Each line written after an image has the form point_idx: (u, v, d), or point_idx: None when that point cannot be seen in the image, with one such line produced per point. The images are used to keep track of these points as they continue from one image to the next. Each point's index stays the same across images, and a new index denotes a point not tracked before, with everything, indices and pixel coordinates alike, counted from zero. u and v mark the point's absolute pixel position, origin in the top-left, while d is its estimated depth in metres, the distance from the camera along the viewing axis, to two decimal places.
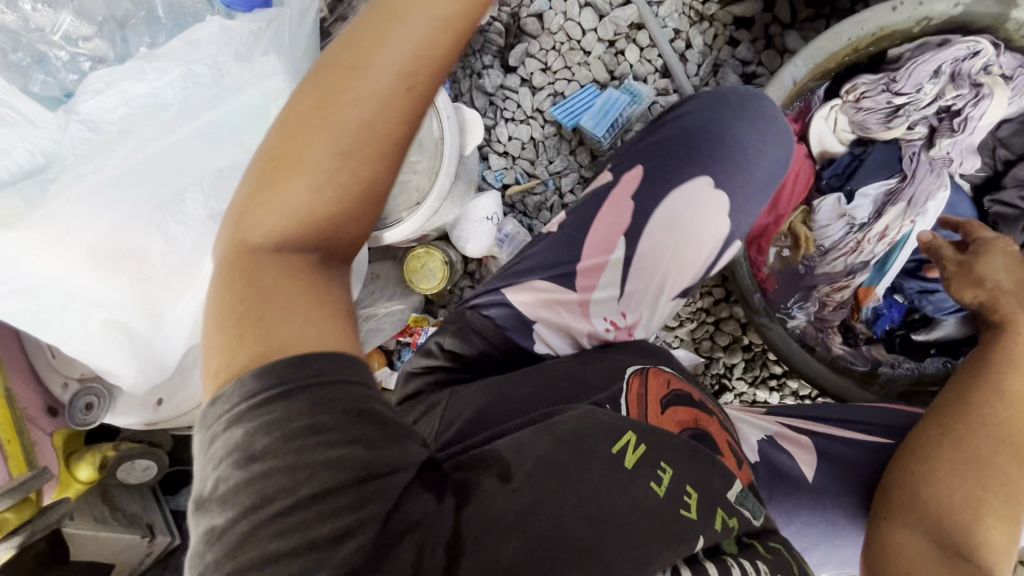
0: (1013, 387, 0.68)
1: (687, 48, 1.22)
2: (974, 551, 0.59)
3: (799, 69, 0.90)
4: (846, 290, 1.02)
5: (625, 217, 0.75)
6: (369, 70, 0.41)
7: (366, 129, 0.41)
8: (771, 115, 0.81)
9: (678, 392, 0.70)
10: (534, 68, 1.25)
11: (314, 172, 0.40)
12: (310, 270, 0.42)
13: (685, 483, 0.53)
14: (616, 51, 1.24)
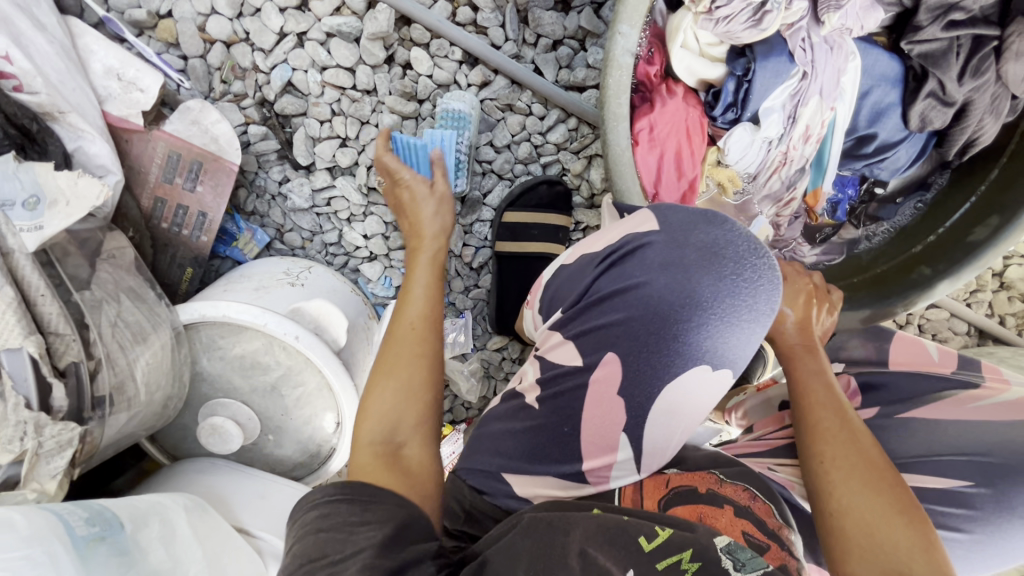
0: (813, 363, 0.72)
1: (477, 13, 0.92)
2: (927, 557, 0.55)
3: (633, 34, 0.68)
4: (795, 203, 0.90)
5: (619, 418, 0.60)
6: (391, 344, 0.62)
7: (411, 361, 0.61)
8: (748, 249, 0.60)
9: (681, 486, 0.58)
10: (331, 149, 0.97)
11: (385, 400, 0.58)
12: (390, 451, 0.55)
13: (677, 549, 0.44)
14: (401, 72, 0.94)
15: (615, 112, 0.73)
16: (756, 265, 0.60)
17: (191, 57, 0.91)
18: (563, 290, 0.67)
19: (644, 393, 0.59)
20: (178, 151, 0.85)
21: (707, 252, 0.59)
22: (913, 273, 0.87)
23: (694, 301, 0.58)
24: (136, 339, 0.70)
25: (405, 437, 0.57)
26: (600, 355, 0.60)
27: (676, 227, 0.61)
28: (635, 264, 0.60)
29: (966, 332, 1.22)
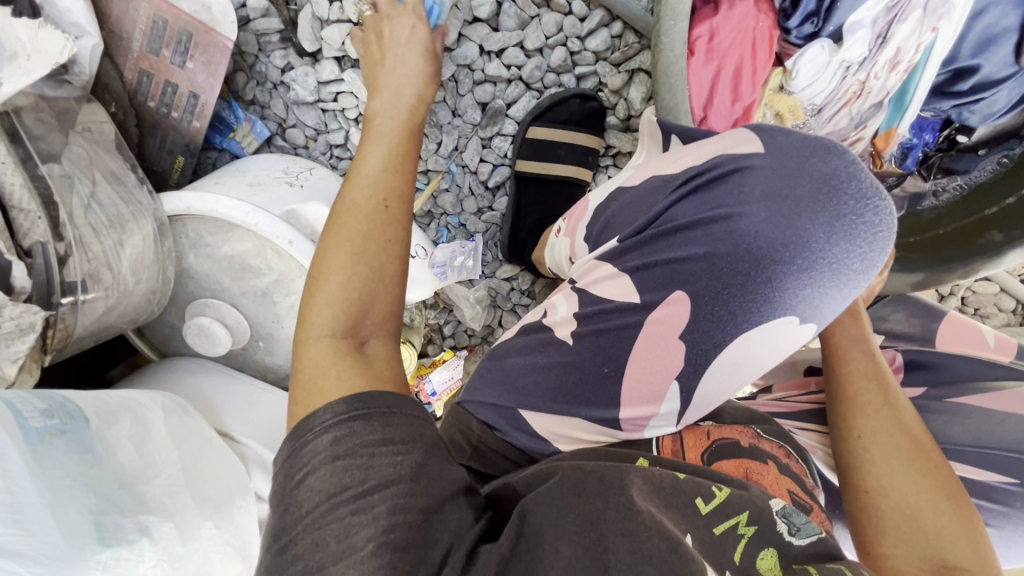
0: (854, 332, 0.70)
1: None
2: (970, 545, 0.55)
3: None
4: (860, 144, 0.79)
5: (674, 365, 0.53)
6: (348, 223, 0.53)
7: (371, 243, 0.53)
8: (870, 187, 0.50)
9: (723, 442, 0.62)
10: (340, 36, 0.85)
11: (346, 279, 0.51)
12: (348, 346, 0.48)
13: (736, 507, 0.48)
14: None
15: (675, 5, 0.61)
16: (875, 204, 0.49)
17: None
18: (625, 215, 0.59)
19: (695, 344, 0.52)
20: (162, 15, 0.73)
21: (825, 182, 0.49)
22: (980, 238, 0.77)
23: (799, 241, 0.48)
24: (115, 228, 0.63)
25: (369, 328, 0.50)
26: (665, 293, 0.52)
27: (784, 152, 0.51)
28: (731, 188, 0.51)
29: (1012, 310, 1.13)
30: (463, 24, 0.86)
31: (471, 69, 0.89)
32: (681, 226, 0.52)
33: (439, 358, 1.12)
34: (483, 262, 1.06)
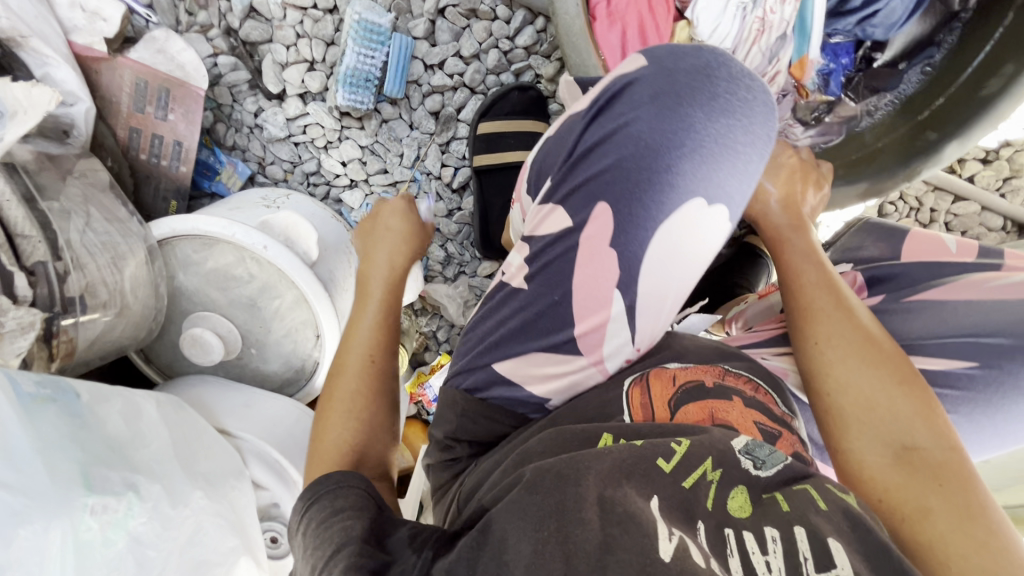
0: (800, 241, 0.69)
1: None
2: (931, 429, 0.54)
3: None
4: (781, 77, 0.82)
5: (611, 276, 0.57)
6: (358, 340, 0.62)
7: (378, 360, 0.61)
8: (738, 73, 0.57)
9: (690, 385, 0.57)
10: (300, 74, 0.97)
11: (353, 386, 0.59)
12: (347, 449, 0.55)
13: (700, 457, 0.44)
14: None
15: None
16: (747, 89, 0.57)
17: None
18: (548, 156, 0.64)
19: (625, 246, 0.56)
20: (144, 79, 0.86)
21: (699, 76, 0.56)
22: (917, 139, 0.79)
23: (685, 128, 0.54)
24: (109, 255, 0.72)
25: (370, 442, 0.56)
26: (589, 210, 0.56)
27: (664, 61, 0.57)
28: (623, 102, 0.57)
29: (1002, 228, 1.10)
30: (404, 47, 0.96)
31: (419, 84, 0.99)
32: (591, 146, 0.57)
33: (436, 362, 1.16)
34: (462, 262, 1.12)
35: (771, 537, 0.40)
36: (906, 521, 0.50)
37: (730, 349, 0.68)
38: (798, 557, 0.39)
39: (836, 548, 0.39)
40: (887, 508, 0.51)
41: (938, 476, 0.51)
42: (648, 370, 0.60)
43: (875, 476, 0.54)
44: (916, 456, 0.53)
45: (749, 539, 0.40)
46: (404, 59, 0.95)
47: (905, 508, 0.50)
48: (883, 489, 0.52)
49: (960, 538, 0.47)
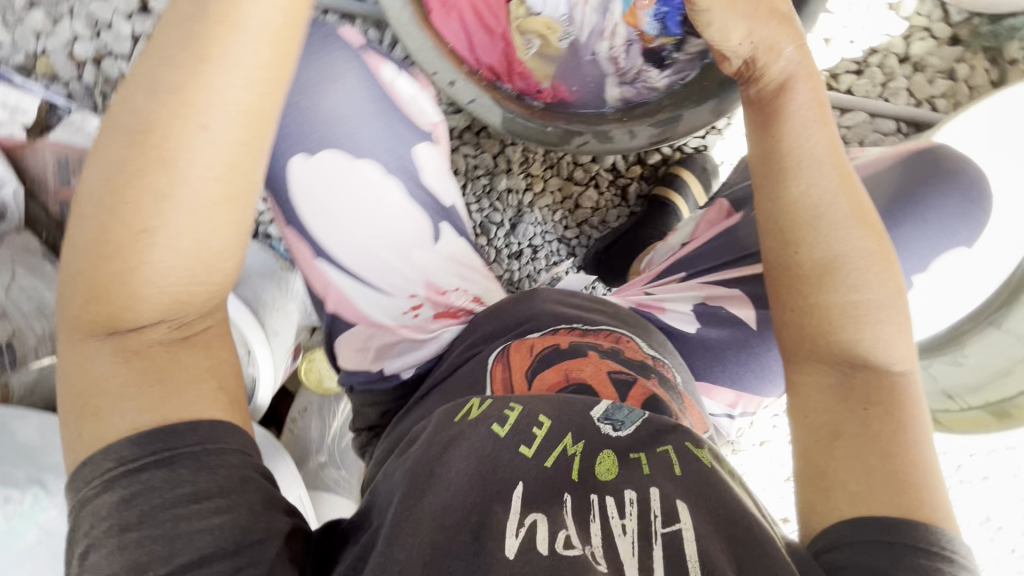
0: (798, 148, 0.62)
1: None
2: (871, 371, 0.59)
3: None
4: (618, 31, 0.90)
5: (343, 232, 0.71)
6: (154, 236, 0.43)
7: (210, 267, 0.45)
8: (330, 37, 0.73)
9: (546, 351, 0.67)
10: None
11: (162, 272, 0.44)
12: (162, 345, 0.47)
13: (560, 435, 0.53)
14: None
15: None
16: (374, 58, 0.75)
17: (69, 81, 1.04)
18: None
19: (320, 203, 0.69)
20: (65, 155, 0.97)
21: (311, 48, 0.71)
22: None
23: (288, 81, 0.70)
24: (37, 306, 0.80)
25: (190, 314, 0.48)
26: None
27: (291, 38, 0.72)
28: None
29: (897, 131, 1.13)
30: None
31: None
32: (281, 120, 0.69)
33: None
34: None
35: (629, 500, 0.49)
36: (828, 449, 0.57)
37: (600, 301, 0.81)
38: (648, 519, 0.47)
39: (681, 508, 0.48)
40: (819, 435, 0.58)
41: (875, 416, 0.57)
42: (510, 345, 0.69)
43: (815, 402, 0.60)
44: (854, 393, 0.59)
45: (609, 504, 0.49)
46: None
47: (825, 435, 0.58)
48: (819, 422, 0.59)
49: (860, 470, 0.54)
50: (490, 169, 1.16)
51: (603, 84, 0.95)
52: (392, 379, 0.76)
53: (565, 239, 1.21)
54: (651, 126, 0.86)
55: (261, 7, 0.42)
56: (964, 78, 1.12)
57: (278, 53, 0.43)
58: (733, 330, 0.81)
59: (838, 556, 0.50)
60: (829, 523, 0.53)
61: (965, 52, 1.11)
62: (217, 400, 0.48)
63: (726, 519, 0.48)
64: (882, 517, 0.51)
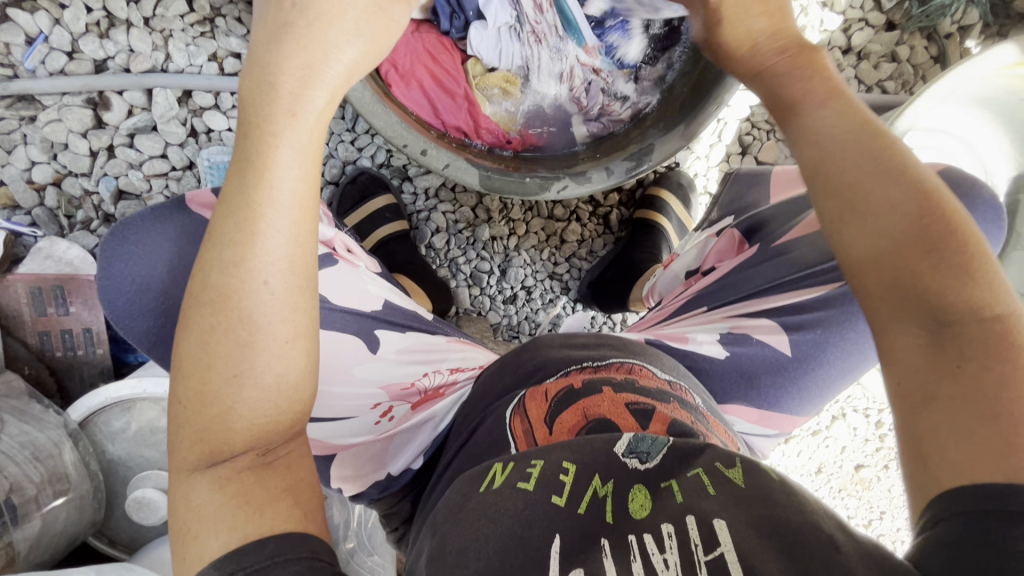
0: (809, 102, 0.54)
1: (240, 58, 1.01)
2: (964, 312, 0.46)
3: None
4: (575, 73, 0.91)
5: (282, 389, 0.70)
6: (239, 379, 0.43)
7: (292, 393, 0.45)
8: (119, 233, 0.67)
9: (560, 395, 0.63)
10: None
11: (253, 407, 0.43)
12: (251, 462, 0.44)
13: (587, 480, 0.45)
14: (202, 135, 1.03)
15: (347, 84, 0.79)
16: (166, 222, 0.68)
17: (32, 208, 1.02)
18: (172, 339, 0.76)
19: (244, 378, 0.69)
20: (38, 286, 0.94)
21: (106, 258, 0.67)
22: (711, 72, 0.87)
23: (120, 302, 0.66)
24: (32, 451, 0.75)
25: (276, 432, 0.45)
26: None
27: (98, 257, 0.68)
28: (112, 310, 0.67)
29: None
30: None
31: None
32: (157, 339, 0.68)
33: None
34: None
35: (667, 533, 0.42)
36: (929, 417, 0.45)
37: (603, 336, 0.78)
38: (690, 548, 0.40)
39: (721, 525, 0.41)
40: (919, 396, 0.46)
41: (974, 370, 0.44)
42: (524, 398, 0.65)
43: (902, 362, 0.47)
44: (954, 340, 0.46)
45: (648, 542, 0.41)
46: None
47: (919, 398, 0.46)
48: (917, 386, 0.46)
49: (967, 441, 0.42)
50: (471, 222, 1.15)
51: (569, 120, 0.96)
52: (405, 475, 0.72)
53: (557, 274, 1.21)
54: (624, 158, 0.88)
55: (289, 154, 0.43)
56: (906, 58, 1.16)
57: (310, 200, 0.45)
58: (768, 355, 0.80)
59: (947, 529, 0.40)
60: (937, 494, 0.42)
61: (903, 34, 1.15)
62: (297, 515, 0.44)
63: (781, 525, 0.40)
64: (1017, 484, 0.39)
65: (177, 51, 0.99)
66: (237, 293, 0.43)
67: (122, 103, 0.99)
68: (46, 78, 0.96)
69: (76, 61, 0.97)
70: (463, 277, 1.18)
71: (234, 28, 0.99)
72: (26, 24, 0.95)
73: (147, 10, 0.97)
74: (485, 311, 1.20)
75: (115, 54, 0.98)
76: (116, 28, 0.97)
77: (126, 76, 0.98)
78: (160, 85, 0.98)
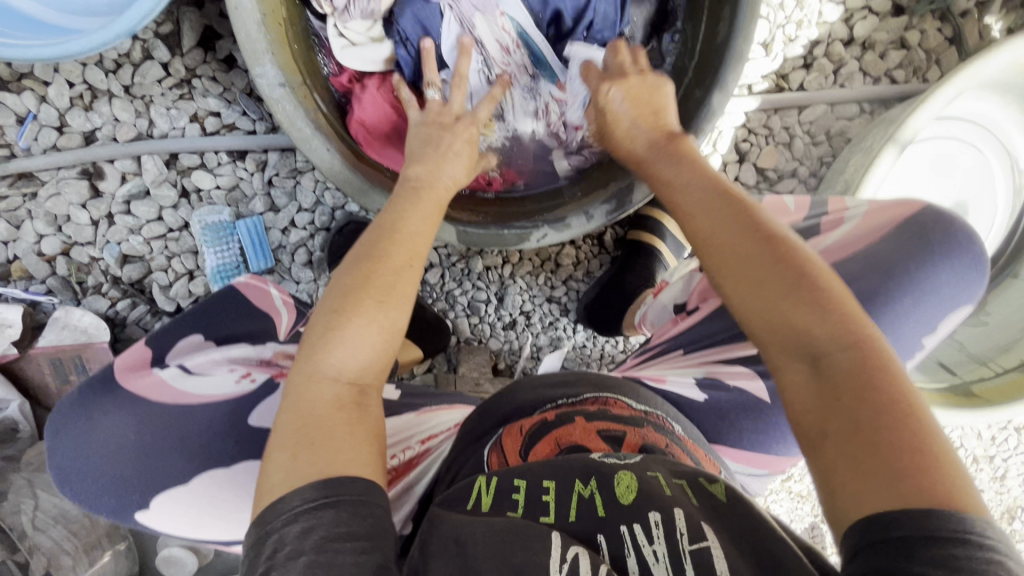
0: (660, 165, 0.68)
1: (220, 116, 1.01)
2: (837, 343, 0.49)
3: (269, 69, 0.73)
4: (551, 107, 0.90)
5: None
6: (360, 317, 0.55)
7: (387, 342, 0.56)
8: (89, 382, 0.66)
9: (535, 428, 0.68)
10: (183, 286, 1.08)
11: (357, 345, 0.54)
12: (353, 404, 0.53)
13: (568, 484, 0.52)
14: (193, 195, 1.05)
15: (323, 159, 0.77)
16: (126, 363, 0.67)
17: (46, 278, 1.07)
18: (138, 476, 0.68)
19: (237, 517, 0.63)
20: (59, 357, 1.01)
21: (69, 406, 0.65)
22: (691, 99, 0.83)
23: (77, 456, 0.63)
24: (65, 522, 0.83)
25: (368, 385, 0.55)
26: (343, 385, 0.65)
27: (61, 409, 0.67)
28: (64, 463, 0.64)
29: (860, 110, 1.11)
30: (269, 224, 1.07)
31: (283, 246, 1.09)
32: (114, 492, 0.63)
33: None
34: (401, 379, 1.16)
35: (655, 522, 0.47)
36: (816, 450, 0.47)
37: (577, 374, 0.82)
38: (676, 537, 0.46)
39: (706, 526, 0.47)
40: (810, 440, 0.48)
41: (850, 397, 0.47)
42: (501, 435, 0.69)
43: (800, 404, 0.50)
44: (833, 375, 0.48)
45: (639, 533, 0.47)
46: (258, 233, 1.07)
47: (810, 431, 0.48)
48: (808, 417, 0.49)
49: (849, 465, 0.45)
50: (464, 255, 1.16)
51: (548, 154, 0.94)
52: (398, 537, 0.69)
53: (554, 297, 1.21)
54: (604, 200, 0.84)
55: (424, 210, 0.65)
56: (918, 44, 1.07)
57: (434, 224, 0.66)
58: (737, 394, 0.79)
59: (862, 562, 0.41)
60: (847, 520, 0.43)
61: (912, 18, 1.06)
62: None
63: (751, 541, 0.46)
64: (889, 508, 0.41)
65: (159, 117, 1.00)
66: (380, 266, 0.59)
67: (114, 172, 1.02)
68: (40, 156, 1.00)
69: (66, 135, 1.00)
70: (461, 309, 1.19)
71: (208, 87, 0.99)
72: (16, 106, 0.98)
73: (125, 79, 0.98)
74: (485, 339, 1.21)
75: (100, 125, 1.00)
76: (98, 100, 0.99)
77: (114, 147, 1.00)
78: (147, 152, 1.01)
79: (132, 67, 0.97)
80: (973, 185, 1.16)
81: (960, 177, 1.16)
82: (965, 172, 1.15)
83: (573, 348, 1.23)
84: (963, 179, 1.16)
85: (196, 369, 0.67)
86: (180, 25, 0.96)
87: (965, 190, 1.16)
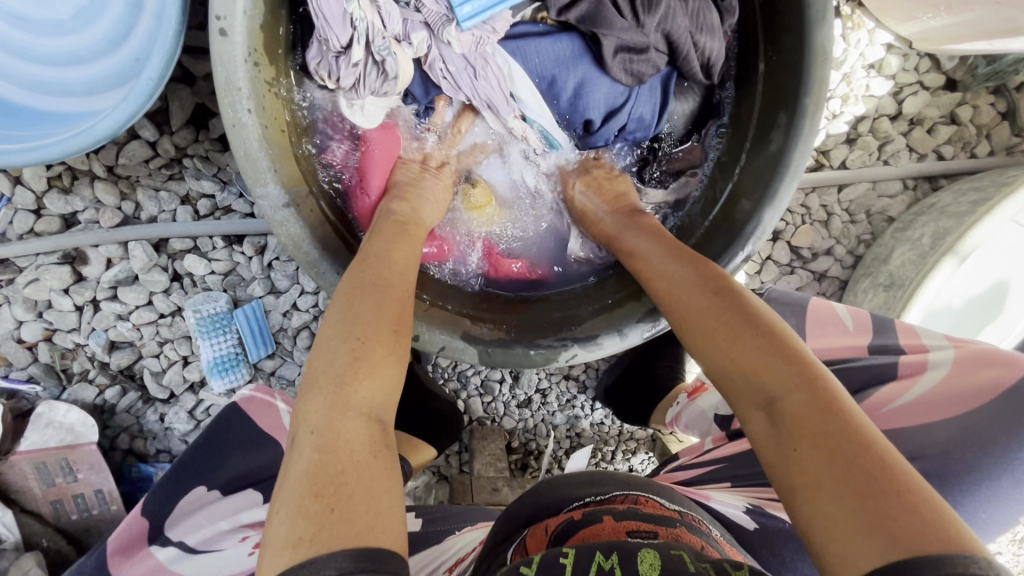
0: (633, 233, 0.73)
1: (214, 198, 0.93)
2: (797, 379, 0.51)
3: (272, 189, 0.65)
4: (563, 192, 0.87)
5: None
6: (358, 360, 0.54)
7: (381, 375, 0.54)
8: (96, 559, 0.78)
9: (560, 525, 0.61)
10: (177, 373, 1.00)
11: (365, 393, 0.53)
12: (371, 446, 0.50)
13: (589, 555, 0.48)
14: (186, 280, 0.96)
15: (330, 282, 0.69)
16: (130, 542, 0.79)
17: (27, 366, 0.99)
18: None
19: None
20: (44, 459, 0.94)
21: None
22: (736, 211, 0.74)
23: None
24: None
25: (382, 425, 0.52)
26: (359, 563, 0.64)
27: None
28: None
29: (906, 188, 1.02)
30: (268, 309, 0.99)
31: (284, 330, 1.00)
32: None
33: None
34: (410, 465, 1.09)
35: None
36: (797, 495, 0.47)
37: (604, 473, 0.75)
38: None
39: None
40: (785, 497, 0.48)
41: (818, 437, 0.47)
42: (524, 536, 0.62)
43: (774, 456, 0.50)
44: (796, 417, 0.49)
45: None
46: (258, 319, 0.99)
47: (789, 479, 0.48)
48: (784, 467, 0.48)
49: (834, 508, 0.44)
50: None
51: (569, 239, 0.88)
52: None
53: (573, 376, 1.14)
54: (640, 318, 0.76)
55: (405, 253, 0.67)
56: (969, 119, 1.00)
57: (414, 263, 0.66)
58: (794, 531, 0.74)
59: None
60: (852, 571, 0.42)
61: (965, 93, 0.98)
62: None
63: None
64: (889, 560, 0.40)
65: (147, 200, 0.91)
66: (369, 304, 0.58)
67: (97, 257, 0.93)
68: (17, 242, 0.91)
69: (44, 219, 0.91)
70: (474, 389, 1.12)
71: (201, 168, 0.90)
72: None
73: (108, 159, 0.89)
74: (498, 418, 1.15)
75: (82, 207, 0.91)
76: (79, 180, 0.90)
77: (98, 232, 0.91)
78: (135, 238, 0.92)
79: (116, 148, 0.88)
80: (1017, 264, 1.10)
81: (1005, 256, 1.09)
82: (1011, 252, 1.09)
83: (590, 426, 1.17)
84: (1008, 259, 1.09)
85: (197, 547, 0.79)
86: (169, 104, 0.87)
87: (1008, 269, 1.10)
